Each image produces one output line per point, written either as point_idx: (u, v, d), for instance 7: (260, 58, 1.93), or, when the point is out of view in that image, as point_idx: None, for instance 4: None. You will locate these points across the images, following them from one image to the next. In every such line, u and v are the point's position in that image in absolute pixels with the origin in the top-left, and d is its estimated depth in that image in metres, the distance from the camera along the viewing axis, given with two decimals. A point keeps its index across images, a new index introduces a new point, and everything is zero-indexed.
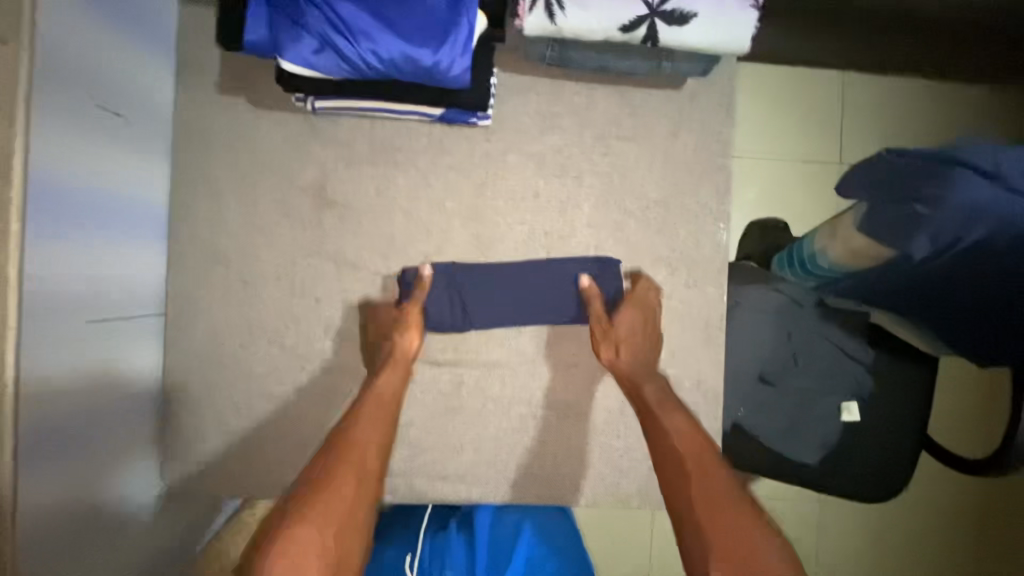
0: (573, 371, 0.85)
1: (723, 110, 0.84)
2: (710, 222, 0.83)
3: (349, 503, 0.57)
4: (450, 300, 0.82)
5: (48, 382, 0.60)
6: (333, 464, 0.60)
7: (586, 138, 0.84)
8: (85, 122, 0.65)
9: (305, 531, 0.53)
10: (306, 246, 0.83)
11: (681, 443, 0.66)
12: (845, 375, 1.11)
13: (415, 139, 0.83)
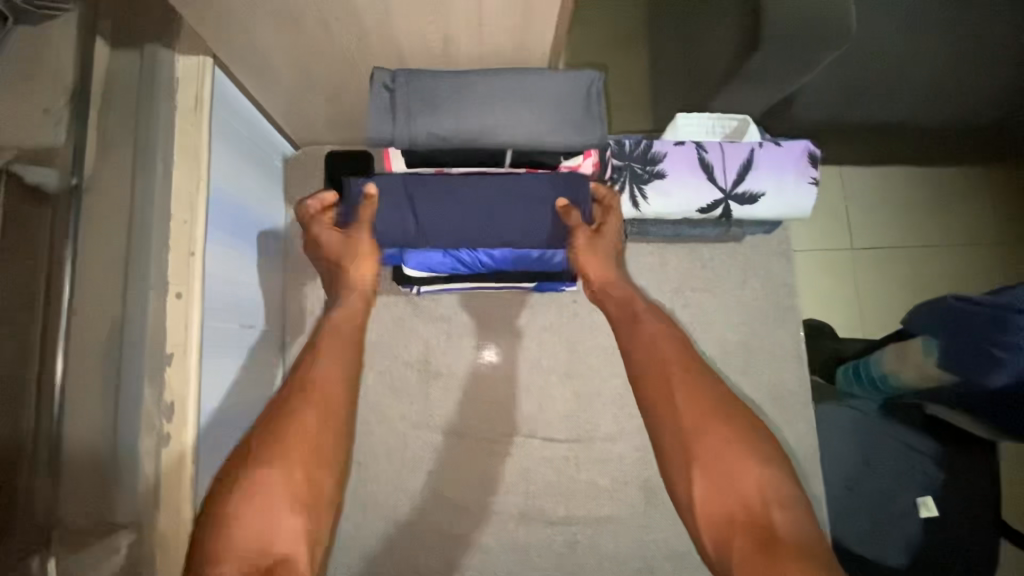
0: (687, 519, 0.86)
1: (784, 254, 0.92)
2: (786, 360, 0.90)
3: (321, 435, 0.58)
4: (399, 208, 0.68)
5: None
6: (295, 405, 0.59)
7: (664, 292, 0.92)
8: (229, 342, 0.71)
9: (276, 481, 0.53)
10: (415, 418, 0.87)
11: (653, 355, 0.67)
12: (913, 469, 1.13)
13: (510, 308, 0.90)
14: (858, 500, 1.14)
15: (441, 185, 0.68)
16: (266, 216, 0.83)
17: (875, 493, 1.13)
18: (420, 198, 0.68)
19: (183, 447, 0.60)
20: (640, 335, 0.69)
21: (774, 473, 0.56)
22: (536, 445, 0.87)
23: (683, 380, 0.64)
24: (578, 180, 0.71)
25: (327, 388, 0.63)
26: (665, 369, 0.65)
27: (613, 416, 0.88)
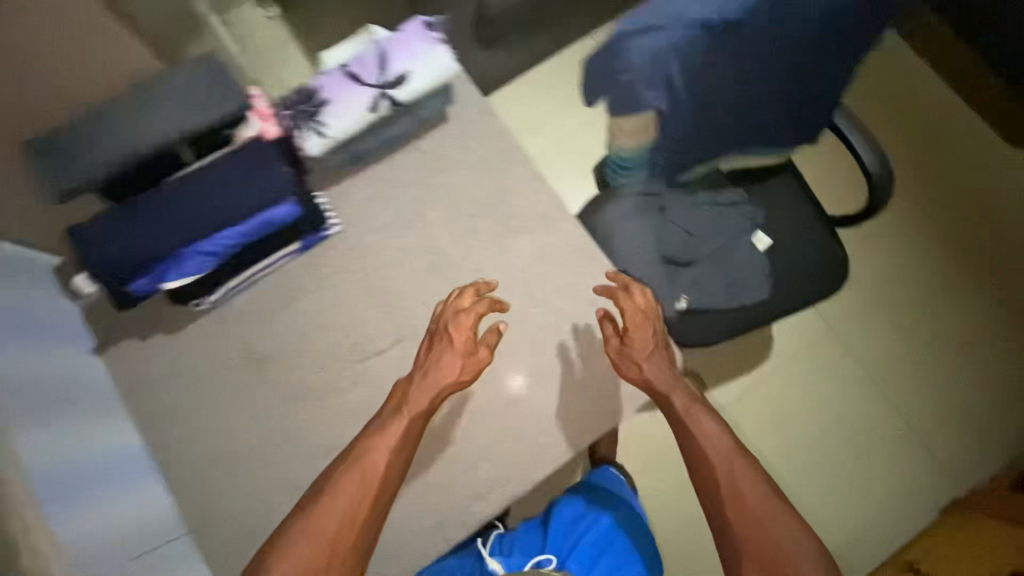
0: (516, 347, 1.00)
1: (487, 111, 1.06)
2: (528, 184, 1.03)
3: (346, 516, 0.81)
4: (124, 233, 0.83)
5: None
6: (344, 479, 0.83)
7: (411, 189, 1.02)
8: (46, 418, 0.81)
9: (304, 548, 0.78)
10: (265, 401, 0.97)
11: (716, 460, 0.86)
12: (736, 218, 1.34)
13: (294, 273, 1.00)
14: (703, 266, 1.30)
15: (151, 204, 0.85)
16: (48, 310, 0.93)
17: (715, 253, 1.32)
18: (143, 219, 0.84)
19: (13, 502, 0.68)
20: (703, 431, 0.89)
21: (808, 549, 0.78)
22: (373, 363, 0.98)
23: (744, 481, 0.84)
24: (255, 146, 0.89)
25: (359, 472, 0.84)
26: (729, 480, 0.84)
27: (422, 305, 0.99)
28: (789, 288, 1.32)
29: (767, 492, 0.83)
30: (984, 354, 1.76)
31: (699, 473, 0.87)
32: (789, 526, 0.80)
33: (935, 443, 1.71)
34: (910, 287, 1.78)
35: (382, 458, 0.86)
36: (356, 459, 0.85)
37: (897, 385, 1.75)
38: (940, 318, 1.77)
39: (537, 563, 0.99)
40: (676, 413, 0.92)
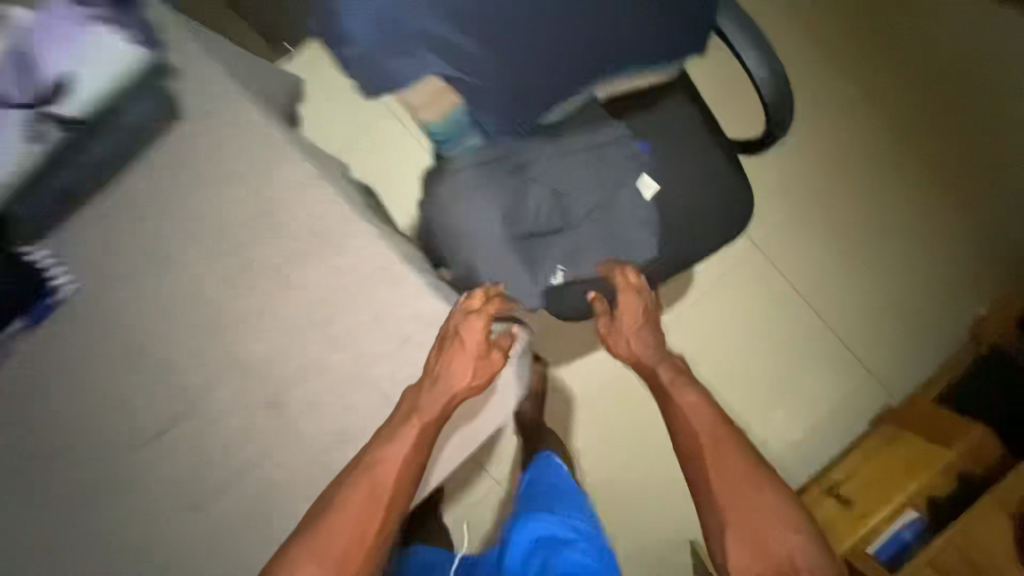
0: (320, 403, 0.81)
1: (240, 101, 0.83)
2: (301, 189, 0.81)
3: (356, 527, 0.71)
4: None
5: None
6: (358, 483, 0.73)
7: (154, 224, 0.81)
8: None
9: (314, 563, 0.68)
10: (26, 515, 0.79)
11: (699, 430, 0.96)
12: (615, 160, 1.10)
13: (30, 353, 0.80)
14: (576, 231, 1.10)
15: None
16: None
17: (592, 210, 1.10)
18: None
19: None
20: (682, 406, 1.00)
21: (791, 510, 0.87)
22: (153, 444, 0.81)
23: (725, 447, 0.92)
24: None
25: (364, 483, 0.73)
26: (708, 445, 0.93)
27: (198, 369, 0.82)
28: (681, 237, 1.14)
29: (754, 466, 0.90)
30: (915, 248, 1.62)
31: (692, 442, 0.95)
32: (776, 496, 0.87)
33: (867, 354, 1.62)
34: (829, 188, 1.64)
35: (400, 452, 0.75)
36: (370, 467, 0.74)
37: (836, 297, 1.63)
38: (864, 217, 1.63)
39: None
40: (661, 381, 1.06)
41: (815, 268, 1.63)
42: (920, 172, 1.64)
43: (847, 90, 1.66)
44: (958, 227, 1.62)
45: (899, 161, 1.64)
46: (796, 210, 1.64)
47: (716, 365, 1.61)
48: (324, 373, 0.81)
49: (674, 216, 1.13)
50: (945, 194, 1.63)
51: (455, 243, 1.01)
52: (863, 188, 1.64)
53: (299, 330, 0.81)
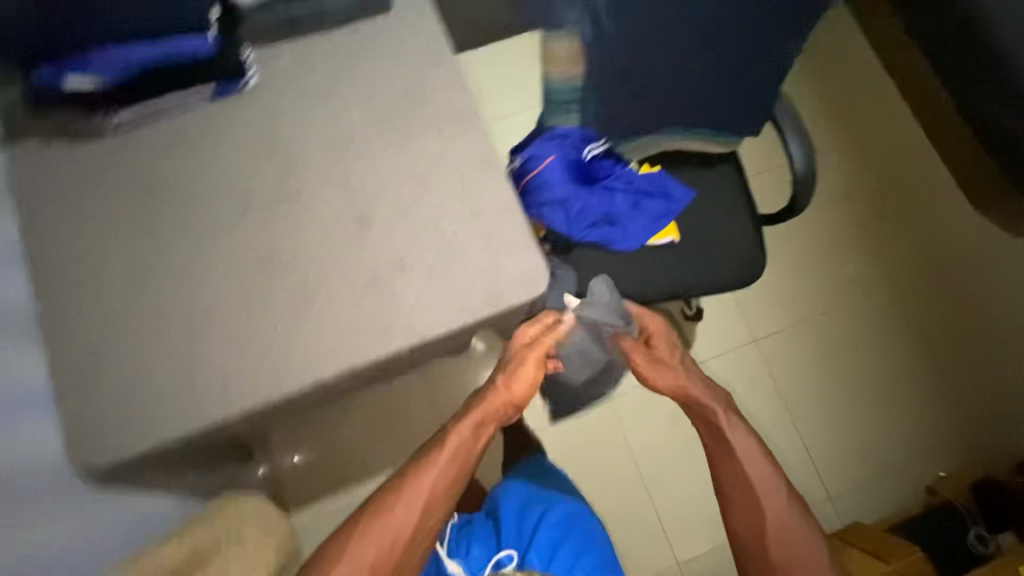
0: (390, 234, 1.00)
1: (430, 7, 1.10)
2: (444, 85, 1.06)
3: (384, 531, 1.02)
4: None
5: None
6: (388, 502, 1.05)
7: (335, 67, 1.06)
8: None
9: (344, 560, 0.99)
10: (144, 226, 1.00)
11: (754, 476, 1.13)
12: (657, 199, 1.35)
13: (206, 117, 1.03)
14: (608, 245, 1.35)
15: None
16: None
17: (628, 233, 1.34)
18: None
19: None
20: (737, 451, 1.16)
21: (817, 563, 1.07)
22: (254, 212, 1.00)
23: (768, 493, 1.11)
24: None
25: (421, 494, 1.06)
26: (758, 489, 1.12)
27: (314, 173, 1.02)
28: (700, 267, 1.36)
29: (791, 509, 1.10)
30: (900, 395, 1.76)
31: (735, 474, 1.15)
32: (803, 529, 1.08)
33: (826, 473, 1.71)
34: (836, 317, 1.81)
35: (439, 481, 1.07)
36: (398, 487, 1.07)
37: (815, 410, 1.75)
38: (862, 350, 1.79)
39: (498, 562, 1.15)
40: (699, 411, 1.24)
41: (804, 377, 1.78)
42: (924, 329, 1.79)
43: (883, 240, 1.84)
44: (946, 391, 1.75)
45: (911, 316, 1.80)
46: (803, 323, 1.81)
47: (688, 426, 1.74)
48: (403, 210, 1.01)
49: (698, 246, 1.38)
50: (943, 359, 1.77)
51: (531, 193, 1.24)
52: (868, 325, 1.80)
53: (399, 175, 1.02)
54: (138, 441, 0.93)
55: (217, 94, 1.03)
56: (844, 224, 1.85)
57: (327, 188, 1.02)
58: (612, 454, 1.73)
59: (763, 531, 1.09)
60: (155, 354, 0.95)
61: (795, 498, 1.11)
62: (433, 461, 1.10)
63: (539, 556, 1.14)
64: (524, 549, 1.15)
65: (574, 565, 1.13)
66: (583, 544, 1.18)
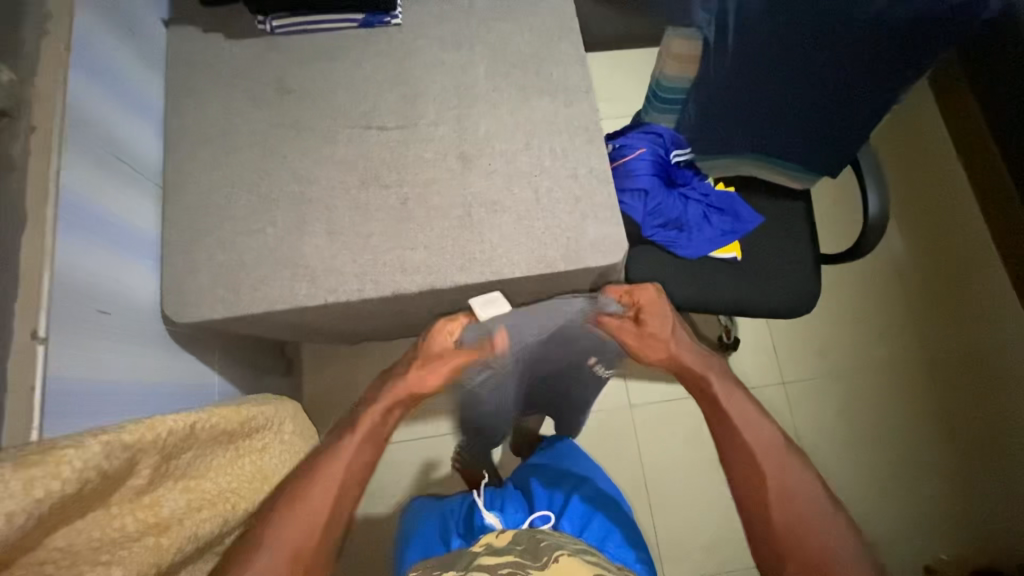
0: (491, 179, 1.07)
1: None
2: (567, 60, 1.14)
3: (308, 513, 0.85)
4: None
5: (71, 181, 0.81)
6: (308, 481, 0.88)
7: (471, 24, 1.15)
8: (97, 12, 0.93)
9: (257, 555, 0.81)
10: (271, 120, 1.07)
11: (755, 442, 0.95)
12: (726, 217, 1.39)
13: (348, 40, 1.13)
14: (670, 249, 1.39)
15: None
16: None
17: (694, 244, 1.38)
18: None
19: (60, 38, 0.81)
20: (732, 413, 0.98)
21: (836, 537, 0.88)
22: (372, 131, 1.08)
23: (771, 457, 0.94)
24: None
25: (322, 487, 0.87)
26: (762, 456, 0.94)
27: (433, 110, 1.10)
28: (757, 288, 1.40)
29: (801, 473, 0.93)
30: (917, 471, 1.75)
31: (738, 440, 0.96)
32: (816, 498, 0.91)
33: None
34: (869, 379, 1.82)
35: (351, 462, 0.90)
36: (314, 466, 0.90)
37: (831, 464, 1.76)
38: (888, 418, 1.79)
39: (532, 521, 1.17)
40: (693, 380, 1.05)
41: (827, 430, 1.78)
42: (955, 413, 1.78)
43: (928, 316, 1.85)
44: (966, 478, 1.74)
45: (944, 396, 1.79)
46: (835, 377, 1.82)
47: (705, 451, 1.74)
48: (507, 160, 1.08)
49: (759, 268, 1.42)
50: (970, 446, 1.75)
51: (617, 176, 1.32)
52: (898, 396, 1.80)
53: (509, 130, 1.10)
54: (221, 308, 0.97)
55: (363, 21, 1.12)
56: (894, 291, 1.87)
57: (442, 125, 1.09)
58: (627, 460, 1.73)
59: (772, 503, 0.90)
60: (253, 234, 1.01)
61: (799, 464, 0.94)
62: (351, 432, 0.94)
63: (570, 524, 1.17)
64: (557, 516, 1.18)
65: (606, 540, 1.15)
66: (612, 527, 1.19)
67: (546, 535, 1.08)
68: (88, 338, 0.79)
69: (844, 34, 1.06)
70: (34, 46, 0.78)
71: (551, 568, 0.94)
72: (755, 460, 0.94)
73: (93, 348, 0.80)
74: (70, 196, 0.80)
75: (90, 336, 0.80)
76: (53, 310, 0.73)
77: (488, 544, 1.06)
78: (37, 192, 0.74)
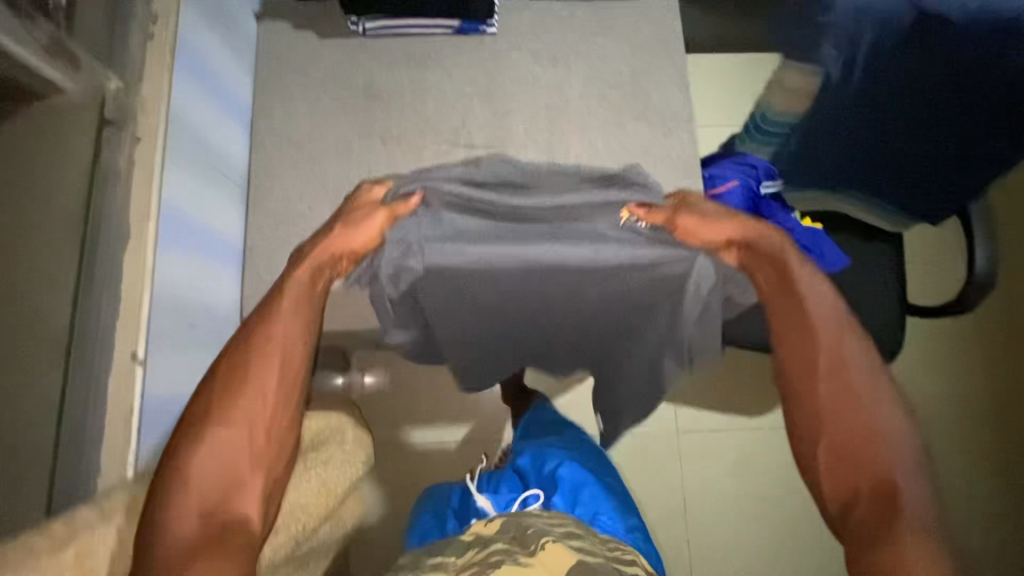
0: None
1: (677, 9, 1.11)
2: (668, 84, 1.07)
3: (259, 394, 0.68)
4: None
5: (169, 195, 0.79)
6: (253, 346, 0.71)
7: (570, 37, 1.09)
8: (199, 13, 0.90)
9: (222, 432, 0.66)
10: (357, 128, 1.04)
11: (820, 320, 0.75)
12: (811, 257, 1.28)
13: (441, 48, 1.08)
14: None
15: None
16: None
17: None
18: None
19: (163, 41, 0.78)
20: (803, 288, 0.78)
21: (898, 459, 0.67)
22: (459, 148, 1.04)
23: (842, 347, 0.73)
24: None
25: (271, 355, 0.71)
26: (830, 341, 0.74)
27: (523, 130, 1.05)
28: None
29: (869, 369, 0.72)
30: None
31: (803, 325, 0.76)
32: (885, 404, 0.70)
33: None
34: None
35: (287, 330, 0.72)
36: (256, 320, 0.73)
37: None
38: None
39: (523, 501, 1.08)
40: (764, 276, 0.81)
41: None
42: None
43: None
44: None
45: None
46: None
47: (750, 485, 1.69)
48: None
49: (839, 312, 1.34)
50: None
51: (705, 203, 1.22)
52: None
53: (602, 158, 1.04)
54: None
55: (458, 26, 1.06)
56: None
57: (533, 148, 1.04)
58: (668, 485, 1.69)
59: (827, 397, 0.71)
60: None
61: (859, 334, 0.75)
62: (298, 289, 0.76)
63: (563, 501, 1.08)
64: (548, 494, 1.09)
65: (598, 513, 1.07)
66: (603, 499, 1.12)
67: (531, 518, 0.94)
68: (178, 355, 0.79)
69: (966, 68, 0.92)
70: (140, 53, 0.76)
71: (540, 558, 0.82)
72: (829, 347, 0.74)
73: (182, 365, 0.80)
74: (172, 217, 0.79)
75: (179, 353, 0.79)
76: (151, 332, 0.72)
77: (474, 534, 0.94)
78: (141, 209, 0.72)
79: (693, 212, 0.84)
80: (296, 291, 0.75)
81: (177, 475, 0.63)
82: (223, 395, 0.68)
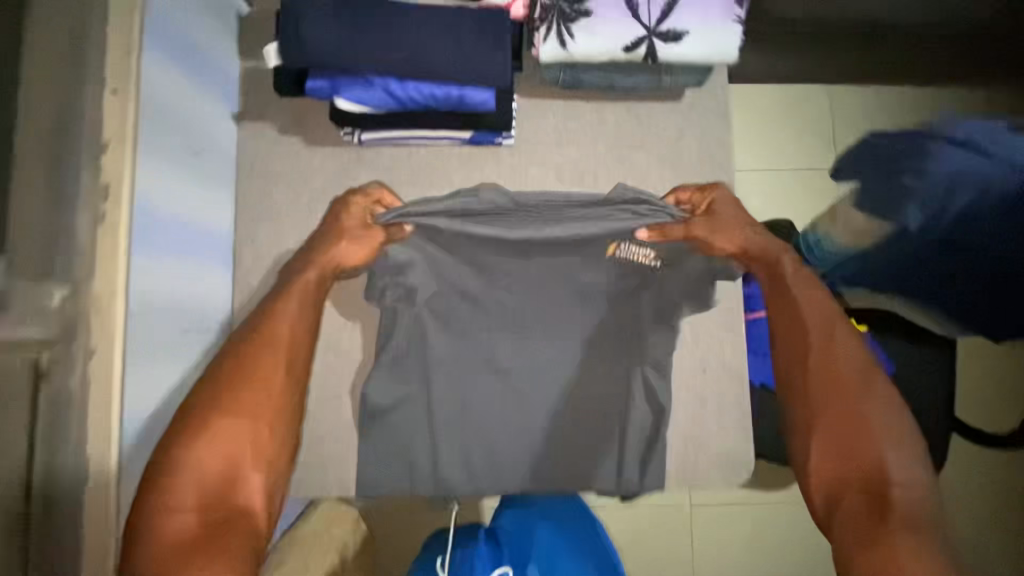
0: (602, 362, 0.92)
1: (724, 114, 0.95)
2: None
3: (261, 396, 0.72)
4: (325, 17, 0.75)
5: (136, 404, 0.70)
6: (253, 347, 0.76)
7: (600, 149, 0.94)
8: (168, 160, 0.77)
9: (227, 423, 0.69)
10: None
11: (815, 319, 0.80)
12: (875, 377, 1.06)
13: (450, 161, 0.94)
14: None
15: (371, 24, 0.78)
16: (206, 42, 0.86)
17: None
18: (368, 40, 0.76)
19: (116, 225, 0.67)
20: (799, 296, 0.82)
21: (904, 451, 0.68)
22: None
23: (840, 344, 0.77)
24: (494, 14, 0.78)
25: (264, 362, 0.75)
26: (822, 339, 0.78)
27: None
28: None
29: (864, 365, 0.75)
30: None
31: (793, 325, 0.81)
32: (881, 399, 0.72)
33: None
34: None
35: (294, 326, 0.79)
36: (266, 316, 0.79)
37: None
38: None
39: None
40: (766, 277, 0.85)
41: None
42: None
43: None
44: None
45: None
46: None
47: None
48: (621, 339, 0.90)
49: None
50: None
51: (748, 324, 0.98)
52: None
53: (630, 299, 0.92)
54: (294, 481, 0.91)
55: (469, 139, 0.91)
56: None
57: None
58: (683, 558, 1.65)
59: (819, 392, 0.74)
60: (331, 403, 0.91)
61: (855, 332, 0.78)
62: (303, 285, 0.82)
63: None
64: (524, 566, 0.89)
65: None
66: None
67: None
68: None
69: None
70: (88, 244, 0.64)
71: None
72: (822, 343, 0.78)
73: None
74: (135, 426, 0.70)
75: None
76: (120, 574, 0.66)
77: None
78: (100, 441, 0.64)
79: (705, 220, 0.86)
80: (298, 287, 0.82)
81: (173, 468, 0.64)
82: (223, 381, 0.72)
